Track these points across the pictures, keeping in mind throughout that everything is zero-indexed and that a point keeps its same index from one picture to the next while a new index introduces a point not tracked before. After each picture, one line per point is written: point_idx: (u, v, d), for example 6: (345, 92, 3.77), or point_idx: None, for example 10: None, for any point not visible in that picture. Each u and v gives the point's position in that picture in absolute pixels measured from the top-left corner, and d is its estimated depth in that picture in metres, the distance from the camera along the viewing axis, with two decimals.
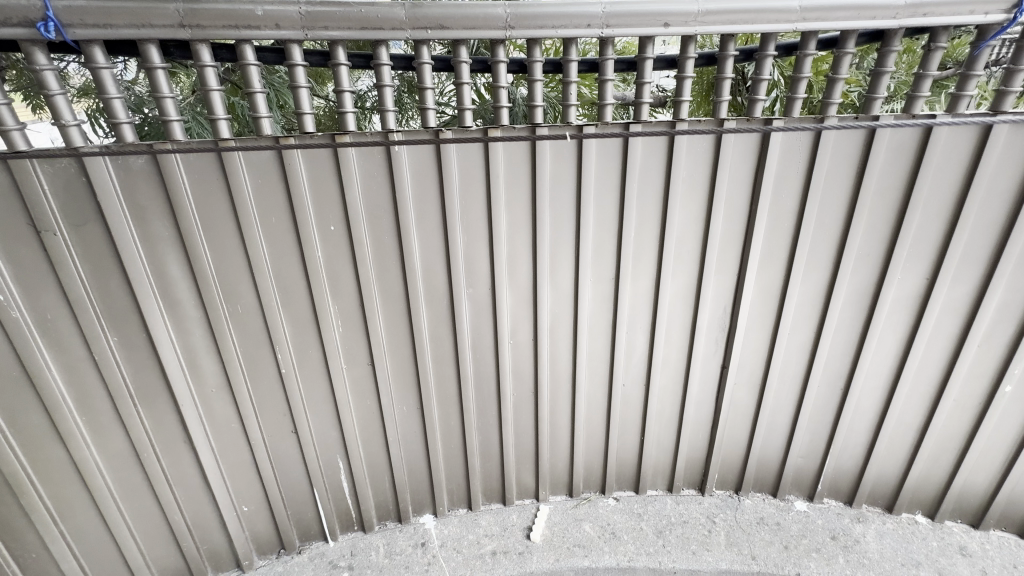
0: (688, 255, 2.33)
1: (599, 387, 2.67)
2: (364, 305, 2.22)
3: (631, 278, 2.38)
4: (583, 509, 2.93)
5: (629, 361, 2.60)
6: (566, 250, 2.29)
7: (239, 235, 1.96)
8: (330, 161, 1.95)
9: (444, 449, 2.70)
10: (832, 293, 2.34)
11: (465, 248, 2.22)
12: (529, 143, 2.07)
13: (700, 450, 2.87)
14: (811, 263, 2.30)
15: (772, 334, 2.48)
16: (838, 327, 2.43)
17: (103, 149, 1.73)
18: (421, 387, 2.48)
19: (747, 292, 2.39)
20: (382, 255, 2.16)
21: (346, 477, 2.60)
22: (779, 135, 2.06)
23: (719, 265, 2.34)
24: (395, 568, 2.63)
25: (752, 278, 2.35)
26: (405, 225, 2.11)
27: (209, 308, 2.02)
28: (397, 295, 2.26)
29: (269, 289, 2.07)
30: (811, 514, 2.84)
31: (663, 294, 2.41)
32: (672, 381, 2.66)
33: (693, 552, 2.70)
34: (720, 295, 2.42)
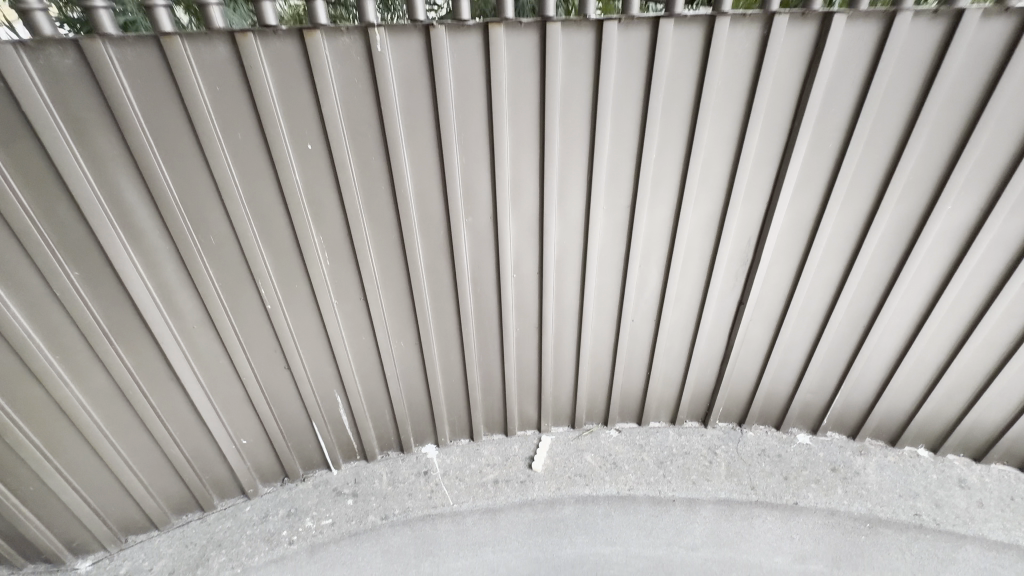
0: (714, 179, 2.07)
1: (607, 322, 2.54)
2: (352, 235, 2.00)
3: (648, 207, 2.15)
4: (585, 440, 2.93)
5: (640, 295, 2.44)
6: (577, 174, 2.04)
7: (201, 155, 1.70)
8: (302, 64, 1.65)
9: (444, 383, 2.63)
10: (870, 223, 2.12)
11: (463, 171, 1.96)
12: (538, 42, 1.74)
13: (707, 384, 2.80)
14: (852, 190, 2.05)
15: (797, 268, 2.30)
16: (870, 262, 2.23)
17: (16, 45, 1.42)
18: (419, 322, 2.34)
19: (776, 222, 2.15)
20: (370, 179, 1.91)
21: (344, 410, 2.55)
22: (838, 34, 1.72)
23: (748, 191, 2.10)
24: (398, 495, 2.67)
25: (784, 206, 2.11)
26: (394, 144, 1.84)
27: (177, 239, 1.81)
28: (388, 224, 2.04)
29: (243, 218, 1.84)
30: (813, 447, 2.84)
31: (683, 224, 2.18)
32: (684, 316, 2.51)
33: (692, 481, 2.73)
34: (746, 226, 2.19)
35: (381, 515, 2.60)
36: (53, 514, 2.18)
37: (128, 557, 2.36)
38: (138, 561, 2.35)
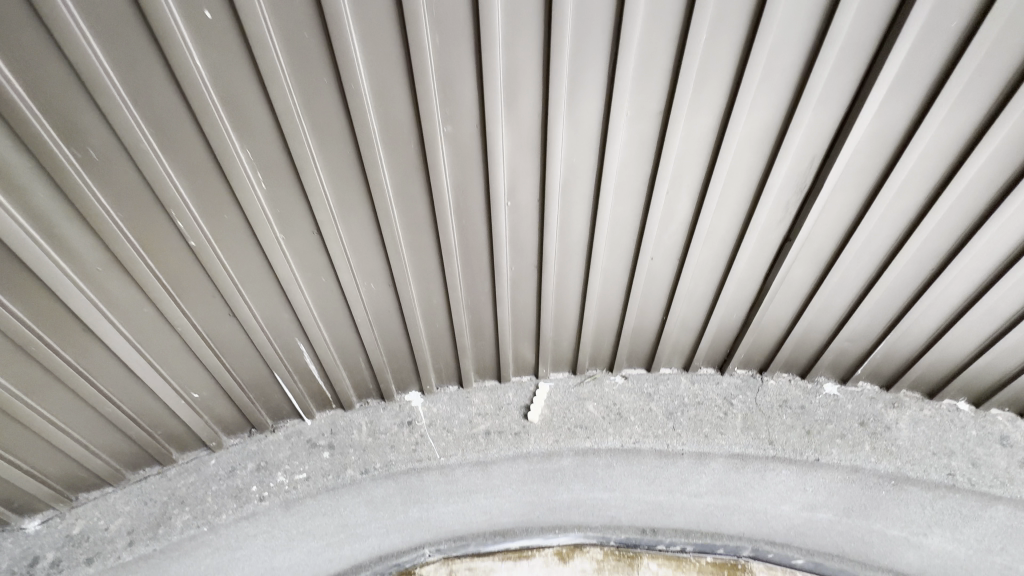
0: (780, 77, 1.52)
1: (621, 260, 2.11)
2: (291, 149, 1.50)
3: (686, 114, 1.61)
4: (587, 387, 2.63)
5: (664, 227, 1.98)
6: (594, 64, 1.48)
7: (43, 29, 1.17)
8: None
9: (426, 328, 2.26)
10: (977, 144, 1.60)
11: (436, 60, 1.41)
12: None
13: (730, 330, 2.44)
14: (967, 96, 1.50)
15: (866, 198, 1.82)
16: (964, 190, 1.74)
17: None
18: (391, 260, 1.91)
19: (854, 139, 1.63)
20: (306, 69, 1.37)
21: (311, 360, 2.20)
22: None
23: (823, 95, 1.54)
24: (379, 448, 2.42)
25: (868, 116, 1.56)
26: (331, 11, 1.26)
27: (42, 156, 1.32)
28: (339, 134, 1.52)
29: (130, 125, 1.34)
30: (840, 398, 2.55)
31: (730, 140, 1.66)
32: (716, 254, 2.08)
33: (705, 435, 2.46)
34: (811, 143, 1.67)
35: (360, 469, 2.36)
36: None
37: (81, 516, 2.17)
38: (94, 520, 2.16)
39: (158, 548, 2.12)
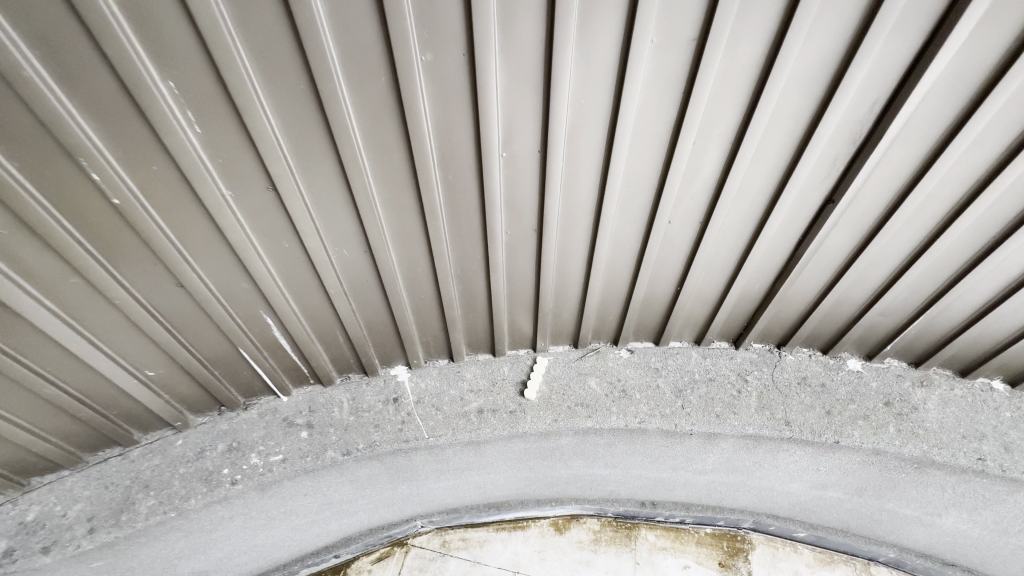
0: None
1: (633, 223, 1.84)
2: (230, 80, 1.19)
3: (727, 38, 1.31)
4: (589, 362, 2.41)
5: (687, 184, 1.69)
6: None
7: None
8: None
9: (411, 299, 2.00)
10: None
11: None
12: None
13: (750, 302, 2.20)
14: None
15: (930, 152, 1.53)
16: None
17: None
18: (366, 223, 1.62)
19: (933, 74, 1.31)
20: None
21: (281, 334, 1.95)
22: None
23: (901, 17, 1.25)
24: (362, 427, 2.22)
25: (956, 42, 1.25)
26: None
27: None
28: (292, 60, 1.21)
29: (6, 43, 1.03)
30: (864, 375, 2.35)
31: (777, 77, 1.37)
32: (745, 216, 1.80)
33: (716, 415, 2.27)
34: (875, 80, 1.38)
35: (342, 450, 2.17)
36: None
37: (35, 501, 2.00)
38: (49, 506, 1.98)
39: (121, 535, 1.95)
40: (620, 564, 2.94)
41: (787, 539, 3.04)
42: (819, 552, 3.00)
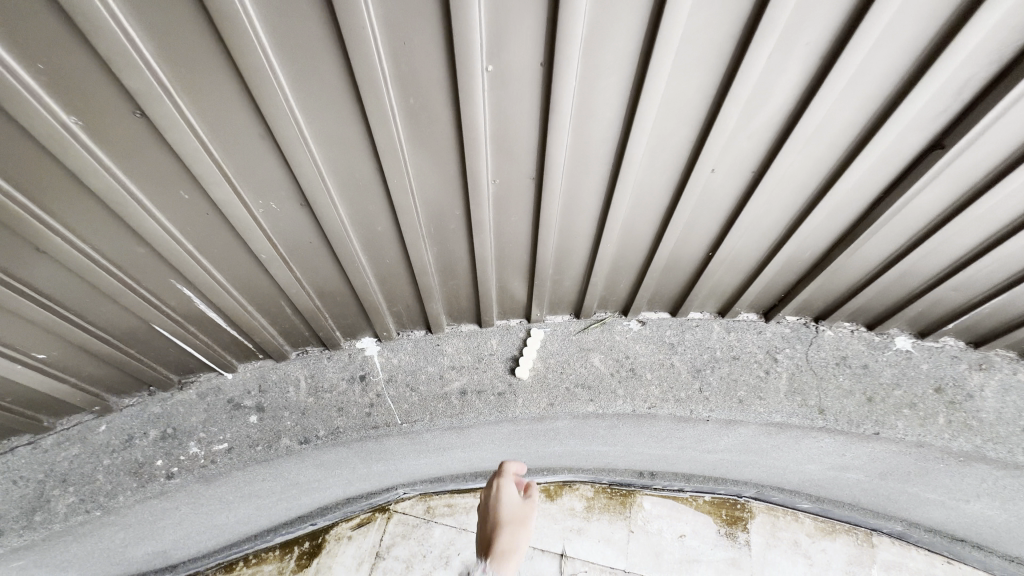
0: None
1: (664, 172, 1.38)
2: None
3: None
4: (593, 335, 2.04)
5: (746, 118, 1.22)
6: None
7: None
8: None
9: (372, 264, 1.57)
10: None
11: None
12: None
13: (794, 270, 1.80)
14: None
15: None
16: None
17: None
18: (297, 169, 1.16)
19: None
20: None
21: (207, 307, 1.54)
22: None
23: None
24: (323, 410, 1.88)
25: None
26: None
27: None
28: None
29: None
30: (913, 355, 2.01)
31: None
32: (816, 163, 1.35)
33: (739, 401, 1.94)
34: None
35: (298, 438, 1.84)
36: None
37: None
38: None
39: (38, 538, 1.65)
40: (613, 532, 2.78)
41: (788, 508, 2.86)
42: (820, 522, 2.83)
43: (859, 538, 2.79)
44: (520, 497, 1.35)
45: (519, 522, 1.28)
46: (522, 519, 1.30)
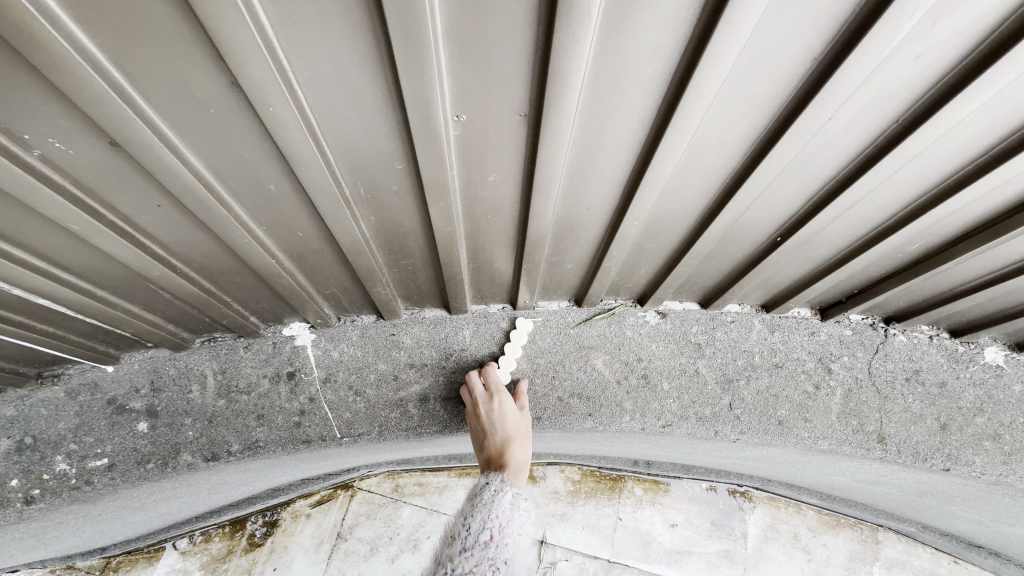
0: None
1: (745, 116, 0.83)
2: None
3: None
4: (596, 329, 1.55)
5: (931, 19, 0.65)
6: None
7: None
8: None
9: (278, 238, 1.04)
10: None
11: None
12: None
13: (887, 265, 1.28)
14: None
15: None
16: None
17: None
18: (57, 73, 0.59)
19: None
20: None
21: (26, 293, 1.02)
22: None
23: None
24: (237, 419, 1.43)
25: None
26: None
27: None
28: None
29: None
30: (1007, 373, 1.56)
31: None
32: (1015, 106, 0.79)
33: (778, 422, 1.52)
34: None
35: (203, 454, 1.41)
36: None
37: None
38: None
39: None
40: (600, 519, 2.36)
41: (791, 498, 2.45)
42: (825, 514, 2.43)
43: (864, 533, 2.40)
44: (517, 411, 1.40)
45: (525, 436, 1.34)
46: (525, 434, 1.35)
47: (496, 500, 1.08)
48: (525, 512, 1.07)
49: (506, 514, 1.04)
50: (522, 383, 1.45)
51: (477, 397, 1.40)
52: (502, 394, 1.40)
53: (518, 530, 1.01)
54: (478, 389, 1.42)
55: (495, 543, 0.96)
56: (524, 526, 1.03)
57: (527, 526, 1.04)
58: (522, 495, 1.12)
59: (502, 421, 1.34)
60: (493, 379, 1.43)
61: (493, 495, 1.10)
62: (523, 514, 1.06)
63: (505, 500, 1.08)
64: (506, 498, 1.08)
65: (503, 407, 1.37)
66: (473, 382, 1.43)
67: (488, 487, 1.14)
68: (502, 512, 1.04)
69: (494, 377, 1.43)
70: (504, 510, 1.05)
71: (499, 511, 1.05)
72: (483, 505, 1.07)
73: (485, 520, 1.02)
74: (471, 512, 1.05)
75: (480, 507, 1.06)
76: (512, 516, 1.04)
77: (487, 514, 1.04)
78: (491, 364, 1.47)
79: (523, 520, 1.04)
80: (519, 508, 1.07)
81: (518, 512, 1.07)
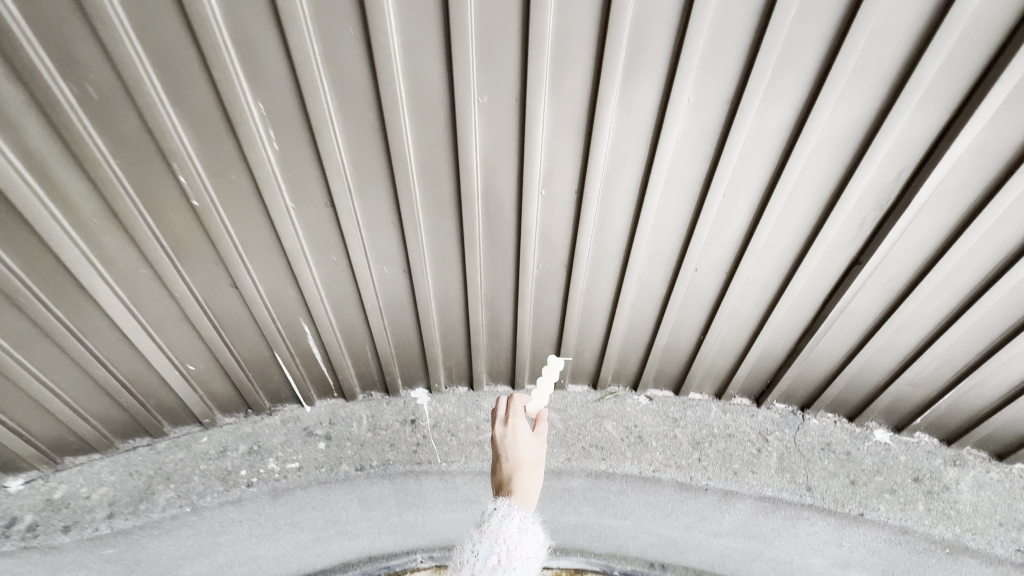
0: (870, 83, 1.27)
1: (661, 269, 1.89)
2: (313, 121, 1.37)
3: (750, 121, 1.39)
4: (607, 404, 2.41)
5: (715, 236, 1.74)
6: (653, 57, 1.28)
7: None
8: None
9: (440, 322, 2.08)
10: None
11: (478, 46, 1.28)
12: None
13: (773, 359, 2.19)
14: None
15: (952, 231, 1.56)
16: None
17: None
18: (408, 244, 1.74)
19: (949, 158, 1.36)
20: (335, 37, 1.23)
21: (315, 342, 2.05)
22: None
23: (913, 113, 1.30)
24: (379, 444, 2.26)
25: (970, 136, 1.30)
26: None
27: (50, 107, 1.21)
28: (365, 109, 1.38)
29: (144, 78, 1.21)
30: (893, 448, 2.26)
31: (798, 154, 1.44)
32: (774, 269, 1.82)
33: (734, 472, 2.22)
34: (895, 161, 1.43)
35: (355, 465, 2.20)
36: None
37: (64, 480, 2.08)
38: (76, 486, 2.06)
39: (138, 523, 2.02)
40: None
41: None
42: None
43: None
44: (531, 438, 1.57)
45: (534, 464, 1.48)
46: (536, 461, 1.50)
47: (505, 525, 1.26)
48: (531, 535, 1.26)
49: (513, 539, 1.22)
50: (541, 413, 1.64)
51: (498, 426, 1.61)
52: (517, 422, 1.60)
53: (524, 553, 1.21)
54: (500, 416, 1.65)
55: (503, 567, 1.17)
56: (529, 548, 1.22)
57: (533, 549, 1.23)
58: (529, 518, 1.30)
59: (515, 448, 1.53)
60: (512, 408, 1.65)
61: (502, 521, 1.27)
62: (529, 538, 1.24)
63: (513, 525, 1.26)
64: (513, 523, 1.26)
65: (518, 438, 1.55)
66: (498, 412, 1.66)
67: (496, 512, 1.31)
68: (509, 538, 1.23)
69: (514, 406, 1.64)
70: (512, 535, 1.23)
71: (506, 537, 1.23)
72: (492, 530, 1.25)
73: (492, 545, 1.21)
74: (481, 536, 1.25)
75: (489, 532, 1.25)
76: (519, 541, 1.22)
77: (494, 539, 1.23)
78: (515, 393, 1.71)
79: (528, 544, 1.23)
80: (525, 532, 1.26)
81: (524, 535, 1.25)
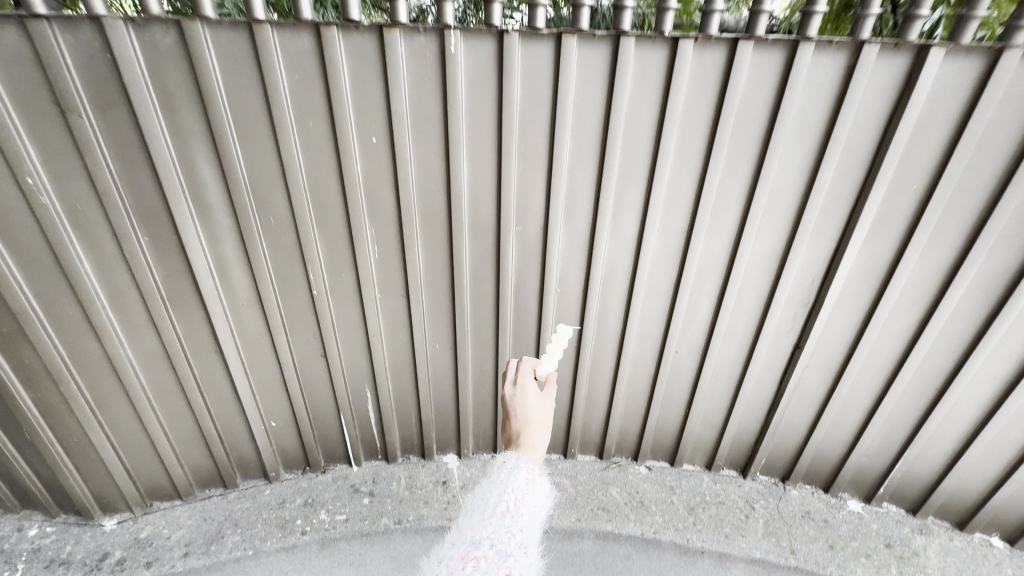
0: (777, 222, 1.95)
1: (649, 352, 2.42)
2: (404, 238, 2.03)
3: (702, 247, 2.05)
4: (612, 473, 2.78)
5: (688, 325, 2.30)
6: (631, 202, 1.97)
7: (280, 162, 1.79)
8: (380, 84, 1.71)
9: (473, 392, 2.55)
10: (940, 300, 1.99)
11: (517, 195, 1.97)
12: (604, 83, 1.73)
13: (751, 431, 2.61)
14: (929, 250, 1.90)
15: (861, 324, 2.13)
16: (941, 334, 2.07)
17: (136, 48, 1.54)
18: (456, 326, 2.31)
19: (842, 272, 2.00)
20: (427, 188, 1.94)
21: (371, 406, 2.53)
22: (916, 112, 1.65)
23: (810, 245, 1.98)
24: (415, 501, 2.61)
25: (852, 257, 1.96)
26: (455, 161, 1.87)
27: (244, 229, 1.89)
28: (439, 232, 2.05)
29: (306, 211, 1.90)
30: (865, 517, 2.57)
31: (739, 265, 2.06)
32: (736, 352, 2.35)
33: (725, 535, 2.52)
34: (807, 271, 2.05)
35: (395, 518, 2.53)
36: (89, 468, 2.30)
37: (149, 522, 2.45)
38: (159, 528, 2.43)
39: (207, 564, 2.31)
40: None
41: None
42: None
43: None
44: (539, 398, 1.66)
45: (542, 422, 1.58)
46: (542, 419, 1.60)
47: (514, 477, 1.38)
48: (537, 486, 1.38)
49: (521, 488, 1.35)
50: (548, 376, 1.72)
51: (507, 386, 1.70)
52: (527, 383, 1.69)
53: (530, 501, 1.34)
54: (509, 377, 1.74)
55: (510, 513, 1.30)
56: (535, 497, 1.35)
57: (539, 498, 1.36)
58: (535, 471, 1.41)
59: (524, 406, 1.62)
60: (522, 370, 1.73)
61: (511, 473, 1.39)
62: (536, 487, 1.37)
63: (521, 476, 1.38)
64: (521, 476, 1.38)
65: (526, 397, 1.64)
66: (507, 373, 1.74)
67: (506, 467, 1.42)
68: (517, 488, 1.35)
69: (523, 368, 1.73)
70: (520, 485, 1.36)
71: (515, 486, 1.36)
72: (503, 480, 1.38)
73: (503, 494, 1.34)
74: (494, 484, 1.39)
75: (501, 482, 1.38)
76: (526, 491, 1.35)
77: (504, 488, 1.36)
78: (525, 356, 1.80)
79: (535, 495, 1.35)
80: (532, 482, 1.38)
81: (531, 486, 1.37)
